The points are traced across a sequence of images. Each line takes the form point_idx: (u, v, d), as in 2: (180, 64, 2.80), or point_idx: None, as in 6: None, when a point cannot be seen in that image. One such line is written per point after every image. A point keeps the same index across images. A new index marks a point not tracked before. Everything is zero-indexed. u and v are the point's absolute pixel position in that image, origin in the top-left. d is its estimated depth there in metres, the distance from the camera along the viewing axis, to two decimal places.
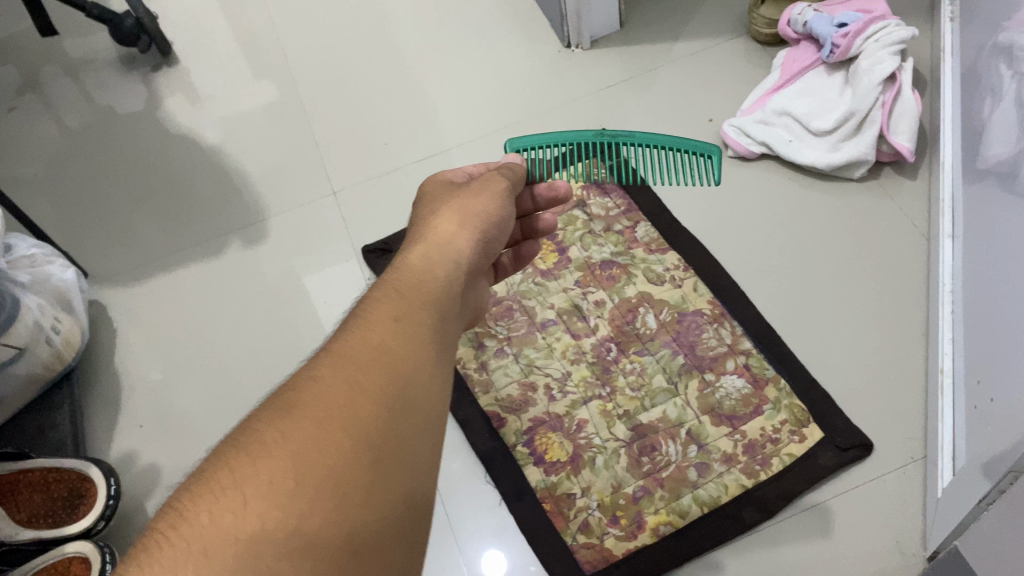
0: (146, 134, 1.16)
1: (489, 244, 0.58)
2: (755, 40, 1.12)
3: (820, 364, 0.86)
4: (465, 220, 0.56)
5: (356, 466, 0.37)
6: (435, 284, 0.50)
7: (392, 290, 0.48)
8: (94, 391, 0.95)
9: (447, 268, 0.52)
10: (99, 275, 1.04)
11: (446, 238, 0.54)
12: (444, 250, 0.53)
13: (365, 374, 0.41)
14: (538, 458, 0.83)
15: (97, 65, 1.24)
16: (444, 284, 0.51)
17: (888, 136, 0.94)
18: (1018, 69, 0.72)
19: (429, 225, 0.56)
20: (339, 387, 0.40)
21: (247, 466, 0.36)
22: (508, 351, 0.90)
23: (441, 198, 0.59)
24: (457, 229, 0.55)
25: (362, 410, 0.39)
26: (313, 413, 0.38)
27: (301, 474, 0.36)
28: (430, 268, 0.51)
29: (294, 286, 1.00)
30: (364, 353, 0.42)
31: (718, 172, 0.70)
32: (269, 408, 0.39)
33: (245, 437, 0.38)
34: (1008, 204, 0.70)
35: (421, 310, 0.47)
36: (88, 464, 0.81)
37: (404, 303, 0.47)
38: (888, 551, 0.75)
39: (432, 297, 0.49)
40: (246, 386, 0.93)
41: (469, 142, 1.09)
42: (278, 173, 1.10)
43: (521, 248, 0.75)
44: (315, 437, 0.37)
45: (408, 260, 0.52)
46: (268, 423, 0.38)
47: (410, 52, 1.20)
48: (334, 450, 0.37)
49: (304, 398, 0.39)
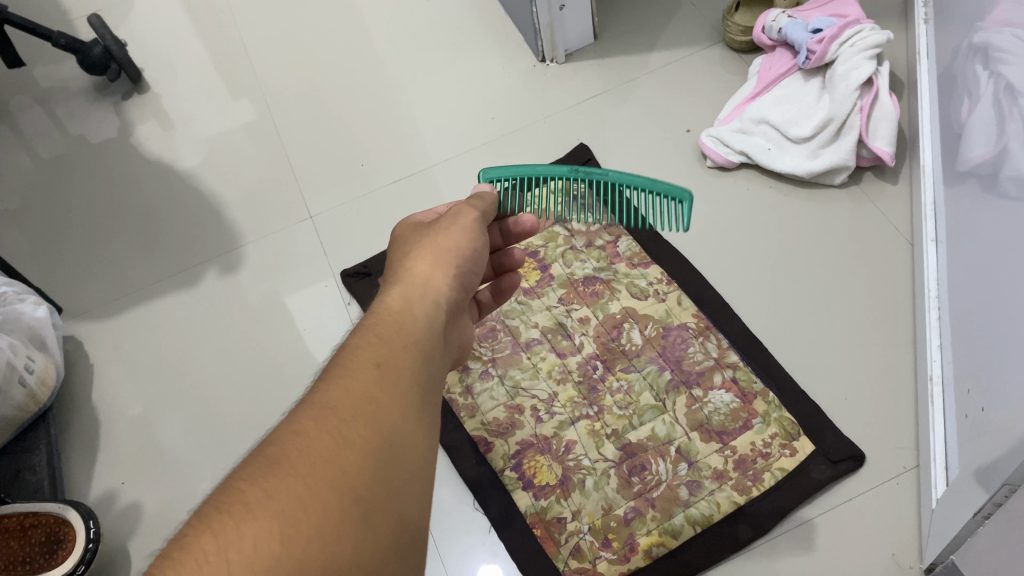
0: (119, 164, 1.14)
1: (466, 281, 0.56)
2: (730, 47, 1.12)
3: (809, 376, 0.85)
4: (440, 258, 0.55)
5: (344, 525, 0.36)
6: (414, 328, 0.49)
7: (369, 336, 0.46)
8: (72, 430, 0.92)
9: (426, 310, 0.51)
10: (75, 309, 1.02)
11: (423, 279, 0.53)
12: (421, 293, 0.52)
13: (348, 427, 0.40)
14: (527, 482, 0.82)
15: (67, 92, 1.22)
16: (425, 327, 0.49)
17: (867, 141, 0.93)
18: (994, 68, 0.72)
19: (406, 266, 0.54)
20: (322, 440, 0.39)
21: (230, 531, 0.35)
22: (494, 373, 0.89)
23: (416, 239, 0.58)
24: (432, 271, 0.54)
25: (347, 463, 0.38)
26: (297, 471, 0.37)
27: (286, 536, 0.35)
28: (409, 311, 0.50)
29: (273, 312, 0.98)
30: (345, 404, 0.41)
31: (687, 217, 0.68)
32: (249, 465, 0.38)
33: (227, 496, 0.36)
34: (991, 207, 0.69)
35: (402, 355, 0.46)
36: (66, 507, 0.78)
37: (384, 347, 0.45)
38: (884, 565, 0.74)
39: (414, 341, 0.47)
40: (229, 420, 0.91)
41: (447, 161, 1.08)
42: (255, 199, 1.08)
43: (502, 280, 0.76)
44: (302, 496, 0.36)
45: (386, 303, 0.51)
46: (250, 482, 0.37)
47: (384, 72, 1.18)
48: (321, 508, 0.36)
49: (287, 455, 0.38)
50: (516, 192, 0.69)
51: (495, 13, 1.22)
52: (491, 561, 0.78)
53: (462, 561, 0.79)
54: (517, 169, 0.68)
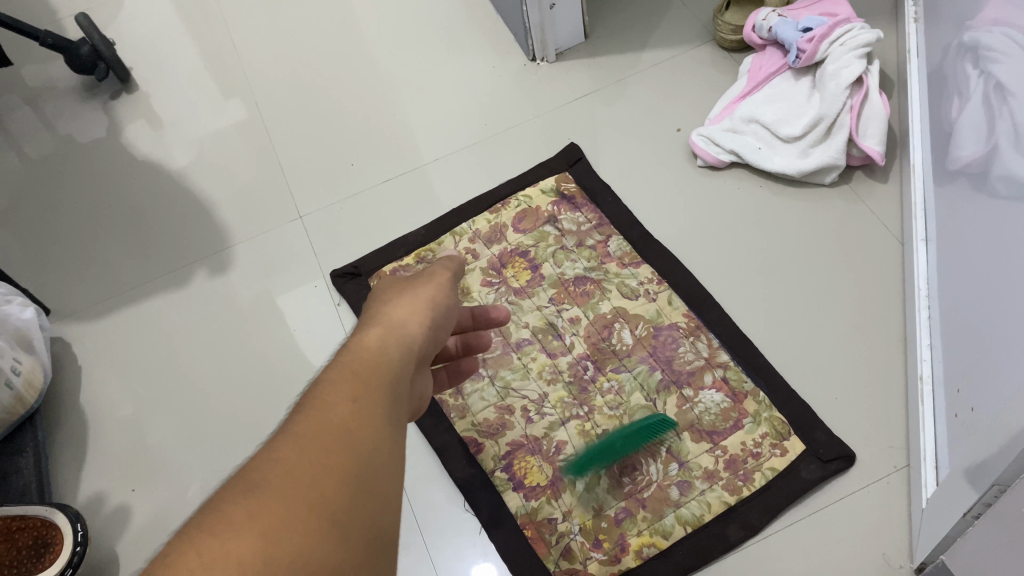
0: (108, 164, 1.13)
1: (442, 333, 0.51)
2: (721, 46, 1.12)
3: (800, 375, 0.84)
4: (420, 306, 0.50)
5: (323, 553, 0.33)
6: (390, 368, 0.44)
7: (345, 370, 0.42)
8: (60, 432, 0.92)
9: (404, 354, 0.45)
10: (62, 311, 1.01)
11: (400, 324, 0.48)
12: (399, 334, 0.47)
13: (327, 452, 0.36)
14: (517, 483, 0.81)
15: (55, 92, 1.21)
16: (402, 371, 0.44)
17: (858, 140, 0.93)
18: (983, 68, 0.72)
19: (380, 311, 0.49)
20: (302, 465, 0.35)
21: (216, 547, 0.32)
22: (484, 373, 0.88)
23: (388, 289, 0.53)
24: (410, 315, 0.49)
25: (328, 490, 0.35)
26: (279, 492, 0.34)
27: (271, 557, 0.32)
28: (383, 352, 0.45)
29: (264, 312, 0.98)
30: (323, 432, 0.37)
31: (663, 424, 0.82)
32: (227, 488, 0.34)
33: (208, 514, 0.33)
34: (981, 205, 0.70)
35: (379, 391, 0.41)
36: (54, 510, 0.78)
37: (360, 381, 0.41)
38: (875, 564, 0.74)
39: (390, 384, 0.43)
40: (217, 423, 0.91)
41: (437, 161, 1.08)
42: (246, 199, 1.08)
43: (459, 363, 0.67)
44: (285, 518, 0.33)
45: (360, 343, 0.45)
46: (232, 501, 0.33)
47: (375, 72, 1.18)
48: (304, 532, 0.33)
49: (267, 476, 0.35)
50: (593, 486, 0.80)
51: (486, 11, 1.21)
52: (484, 559, 0.78)
53: (456, 560, 0.78)
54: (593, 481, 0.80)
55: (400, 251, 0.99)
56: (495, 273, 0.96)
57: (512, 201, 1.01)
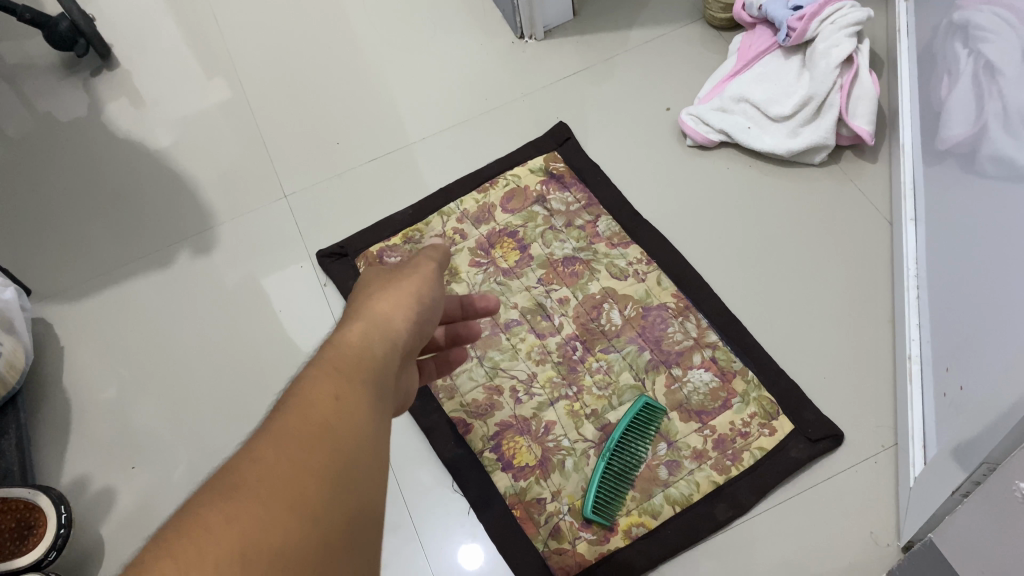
0: (90, 142, 1.11)
1: (426, 327, 0.51)
2: (711, 25, 1.11)
3: (788, 355, 0.85)
4: (405, 301, 0.49)
5: (302, 556, 0.32)
6: (374, 366, 0.43)
7: (328, 366, 0.41)
8: (42, 414, 0.91)
9: (388, 351, 0.45)
10: (43, 292, 0.99)
11: (383, 317, 0.47)
12: (383, 330, 0.46)
13: (307, 451, 0.35)
14: (506, 463, 0.81)
15: (33, 69, 1.18)
16: (385, 369, 0.43)
17: (848, 120, 0.92)
18: (972, 47, 0.71)
19: (363, 304, 0.48)
20: (281, 466, 0.34)
21: (191, 552, 0.30)
22: (472, 354, 0.88)
23: (373, 281, 0.52)
24: (394, 309, 0.48)
25: (308, 489, 0.34)
26: (257, 494, 0.33)
27: (248, 559, 0.31)
28: (367, 348, 0.44)
29: (250, 293, 0.97)
30: (303, 431, 0.36)
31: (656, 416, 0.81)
32: (203, 490, 0.34)
33: (184, 517, 0.32)
34: (970, 186, 0.69)
35: (362, 389, 0.41)
36: (37, 493, 0.77)
37: (342, 378, 0.40)
38: (863, 542, 0.74)
39: (372, 380, 0.42)
40: (203, 404, 0.90)
41: (424, 140, 1.06)
42: (230, 178, 1.06)
43: (448, 353, 0.65)
44: (262, 521, 0.32)
45: (343, 339, 0.44)
46: (208, 503, 0.33)
47: (360, 50, 1.16)
48: (281, 530, 0.32)
49: (245, 478, 0.34)
50: (610, 505, 0.77)
51: None
52: (473, 540, 0.78)
53: (444, 542, 0.78)
54: (611, 501, 0.77)
55: (387, 231, 0.98)
56: (484, 254, 0.95)
57: (500, 180, 1.00)
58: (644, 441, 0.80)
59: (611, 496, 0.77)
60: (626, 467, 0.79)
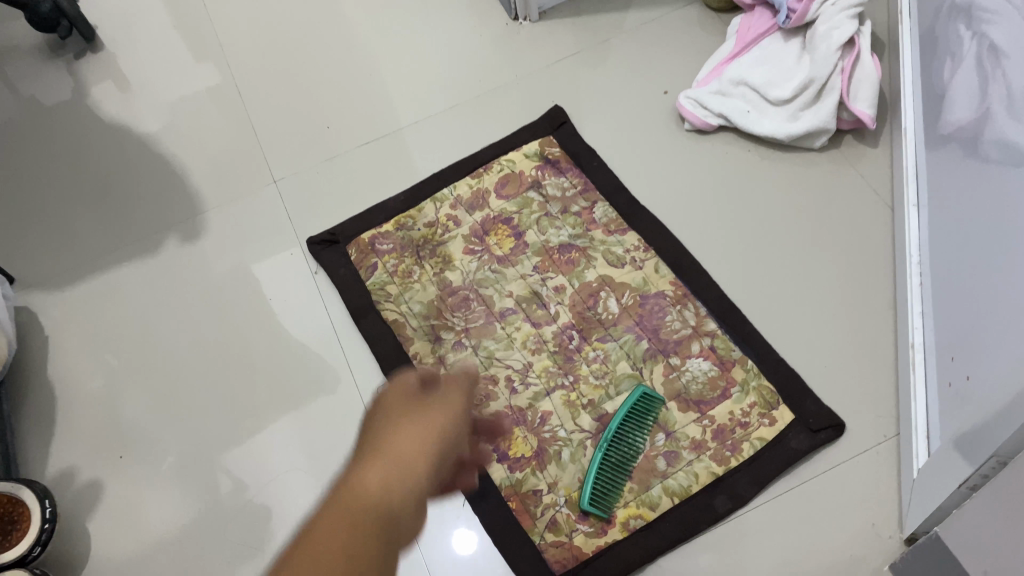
0: (73, 126, 1.09)
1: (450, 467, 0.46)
2: (709, 6, 1.09)
3: (788, 344, 0.83)
4: (431, 436, 0.45)
5: None
6: (395, 516, 0.39)
7: (343, 510, 0.38)
8: (27, 405, 0.89)
9: (411, 500, 0.41)
10: (26, 280, 0.97)
11: (408, 459, 0.43)
12: (407, 475, 0.42)
13: None
14: (502, 455, 0.80)
15: (15, 51, 1.15)
16: (406, 523, 0.40)
17: (849, 103, 0.91)
18: (976, 27, 0.70)
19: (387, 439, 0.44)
20: None
21: None
22: (467, 344, 0.87)
23: (400, 403, 0.47)
24: (420, 451, 0.44)
25: None
26: None
27: None
28: (388, 496, 0.40)
29: (239, 281, 0.95)
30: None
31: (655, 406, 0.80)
32: None
33: None
34: (974, 171, 0.68)
35: (380, 543, 0.37)
36: (21, 487, 0.75)
37: (358, 526, 0.37)
38: (864, 534, 0.73)
39: (391, 534, 0.39)
40: (191, 395, 0.88)
41: (416, 125, 1.04)
42: (218, 163, 1.04)
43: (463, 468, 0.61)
44: None
45: (361, 481, 0.40)
46: None
47: (351, 32, 1.13)
48: None
49: None
50: (607, 495, 0.76)
51: None
52: (466, 528, 0.77)
53: (438, 533, 0.77)
54: (608, 491, 0.76)
55: (379, 218, 0.96)
56: (478, 241, 0.93)
57: (495, 165, 0.98)
58: (642, 432, 0.79)
59: (608, 487, 0.76)
60: (624, 458, 0.78)
